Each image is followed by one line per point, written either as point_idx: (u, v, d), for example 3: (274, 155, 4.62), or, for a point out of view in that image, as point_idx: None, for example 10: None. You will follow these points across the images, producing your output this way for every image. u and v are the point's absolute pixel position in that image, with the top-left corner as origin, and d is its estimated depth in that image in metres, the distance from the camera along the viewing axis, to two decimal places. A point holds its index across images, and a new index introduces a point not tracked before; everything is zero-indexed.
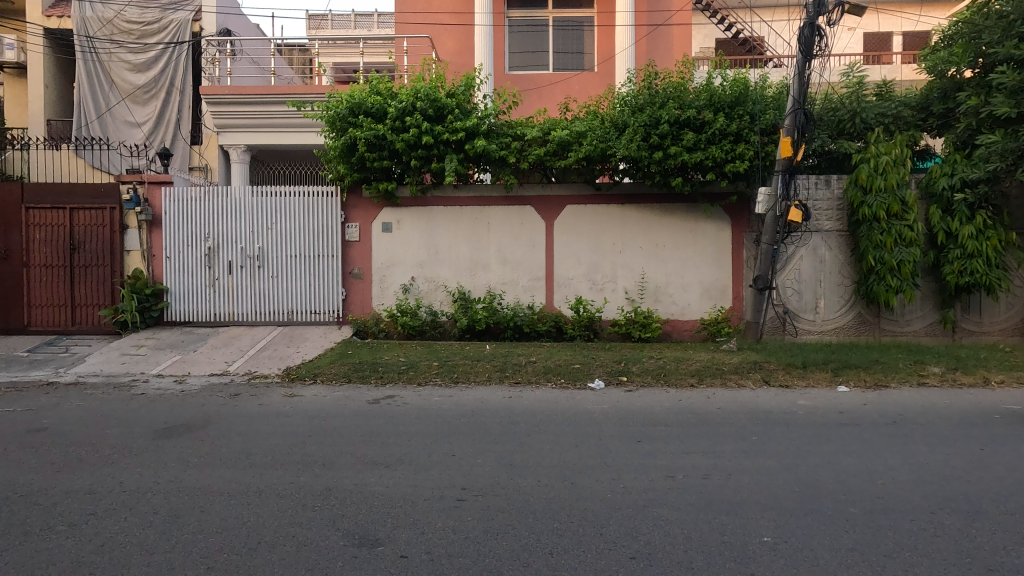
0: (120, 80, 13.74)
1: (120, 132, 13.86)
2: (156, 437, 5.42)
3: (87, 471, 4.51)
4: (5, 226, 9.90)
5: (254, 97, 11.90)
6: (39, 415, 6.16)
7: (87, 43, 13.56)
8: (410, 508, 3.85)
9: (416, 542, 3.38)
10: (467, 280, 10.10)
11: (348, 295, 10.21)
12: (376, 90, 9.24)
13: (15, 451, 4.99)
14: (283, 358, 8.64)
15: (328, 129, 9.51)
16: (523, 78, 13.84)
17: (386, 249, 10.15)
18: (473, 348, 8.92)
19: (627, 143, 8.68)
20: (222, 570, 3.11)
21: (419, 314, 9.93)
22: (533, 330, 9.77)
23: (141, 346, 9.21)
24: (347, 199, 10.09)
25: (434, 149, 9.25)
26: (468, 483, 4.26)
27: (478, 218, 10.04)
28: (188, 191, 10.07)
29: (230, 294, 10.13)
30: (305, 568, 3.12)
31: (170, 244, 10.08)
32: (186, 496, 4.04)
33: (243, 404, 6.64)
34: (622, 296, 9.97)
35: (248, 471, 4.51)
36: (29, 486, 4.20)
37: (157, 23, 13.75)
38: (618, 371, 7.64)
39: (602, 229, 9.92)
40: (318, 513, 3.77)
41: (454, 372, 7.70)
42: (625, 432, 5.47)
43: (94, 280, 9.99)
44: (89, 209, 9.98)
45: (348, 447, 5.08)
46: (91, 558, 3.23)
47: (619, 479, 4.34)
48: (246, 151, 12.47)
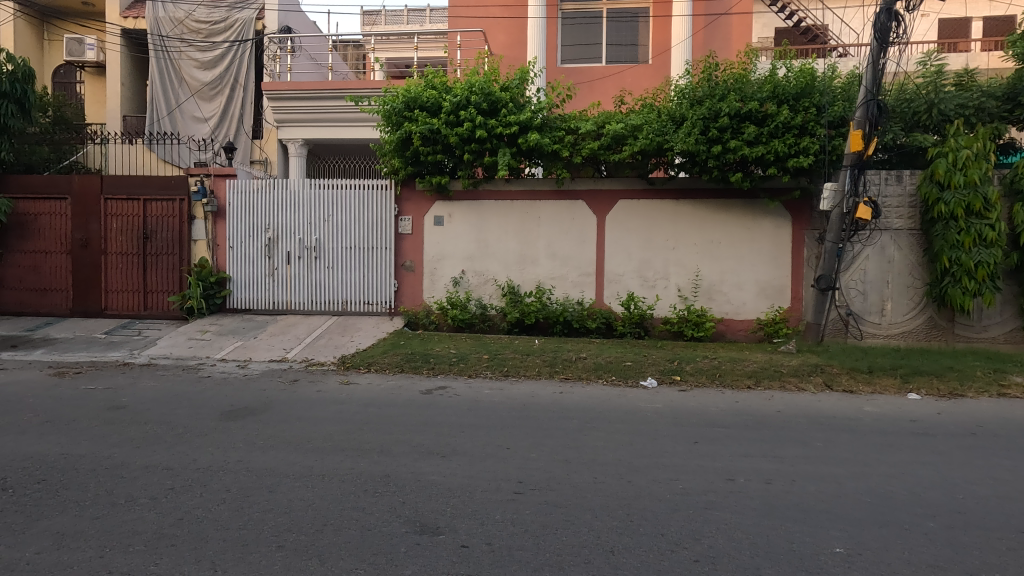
0: (189, 78, 14.41)
1: (188, 127, 14.55)
2: (224, 418, 5.68)
3: (163, 448, 4.78)
4: (86, 215, 10.57)
5: (313, 93, 12.23)
6: (118, 393, 6.57)
7: (160, 43, 14.28)
8: (468, 498, 3.89)
9: (477, 533, 3.42)
10: (517, 274, 10.11)
11: (400, 287, 10.40)
12: (431, 84, 9.35)
13: (98, 426, 5.33)
14: (338, 347, 8.89)
15: (383, 123, 9.68)
16: (575, 71, 13.71)
17: (437, 242, 10.28)
18: (522, 342, 8.91)
19: (685, 136, 8.45)
20: (292, 549, 3.22)
21: (469, 307, 10.02)
22: (583, 326, 9.70)
23: (206, 331, 9.66)
24: (401, 192, 10.27)
25: (487, 143, 9.28)
26: (524, 477, 4.27)
27: (528, 212, 10.03)
28: (251, 184, 10.47)
29: (289, 284, 10.50)
30: (371, 553, 3.19)
31: (234, 234, 10.52)
32: (254, 476, 4.22)
33: (302, 390, 6.89)
34: (674, 294, 9.76)
35: (310, 455, 4.67)
36: (112, 460, 4.49)
37: (224, 22, 14.35)
38: (671, 370, 7.50)
39: (655, 225, 9.74)
40: (379, 499, 3.86)
41: (504, 366, 7.74)
42: (680, 433, 5.36)
43: (164, 268, 10.54)
44: (160, 200, 10.52)
45: (404, 436, 5.18)
46: (172, 530, 3.41)
47: (677, 480, 4.25)
48: (303, 145, 12.85)
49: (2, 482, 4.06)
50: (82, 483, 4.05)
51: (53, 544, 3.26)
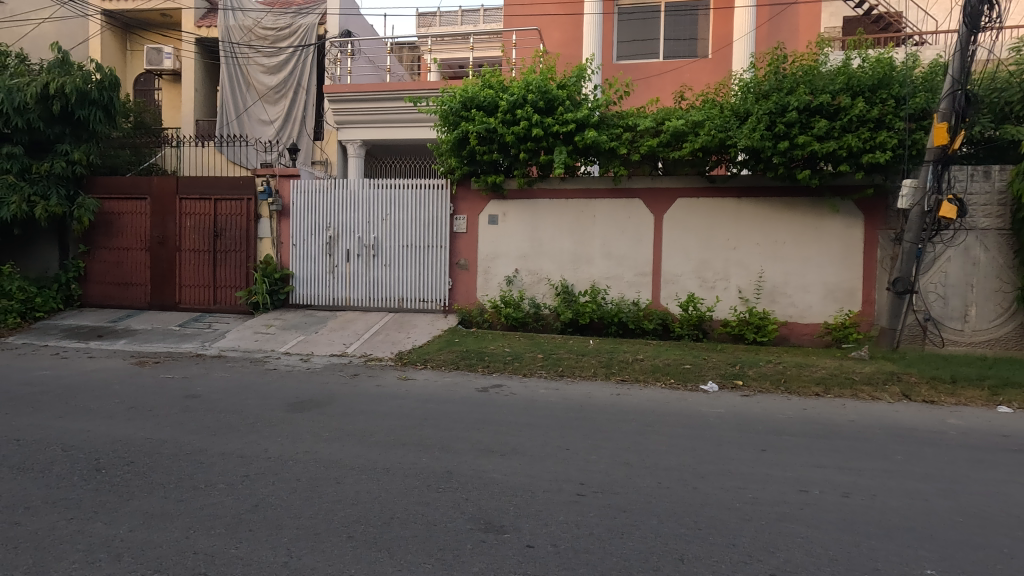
0: (256, 83, 15.08)
1: (254, 129, 15.22)
2: (291, 410, 5.90)
3: (237, 436, 5.01)
4: (163, 215, 11.23)
5: (372, 95, 12.53)
6: (194, 383, 6.94)
7: (230, 50, 15.01)
8: (530, 498, 3.88)
9: (542, 534, 3.39)
10: (571, 273, 10.03)
11: (454, 285, 10.52)
12: (488, 83, 9.38)
13: (177, 413, 5.64)
14: (395, 343, 9.08)
15: (440, 123, 9.80)
16: (632, 67, 13.48)
17: (491, 241, 10.33)
18: (576, 342, 8.81)
19: (750, 132, 8.14)
20: (363, 540, 3.29)
21: (522, 306, 10.01)
22: (638, 327, 9.50)
23: (271, 326, 10.08)
24: (456, 191, 10.39)
25: (543, 142, 9.25)
26: (586, 478, 4.22)
27: (583, 211, 9.94)
28: (314, 184, 10.85)
29: (348, 281, 10.81)
30: (438, 548, 3.23)
31: (297, 232, 10.92)
32: (322, 467, 4.35)
33: (362, 384, 7.08)
34: (734, 296, 9.43)
35: (373, 448, 4.77)
36: (191, 446, 4.73)
37: (288, 28, 14.94)
38: (732, 374, 7.26)
39: (715, 224, 9.45)
40: (443, 495, 3.90)
41: (559, 366, 7.70)
42: (746, 439, 5.17)
43: (233, 264, 11.06)
44: (230, 200, 11.04)
45: (462, 432, 5.23)
46: (248, 516, 3.55)
47: (745, 489, 4.09)
48: (361, 146, 13.19)
49: (95, 463, 4.35)
50: (165, 467, 4.29)
51: (143, 523, 3.46)
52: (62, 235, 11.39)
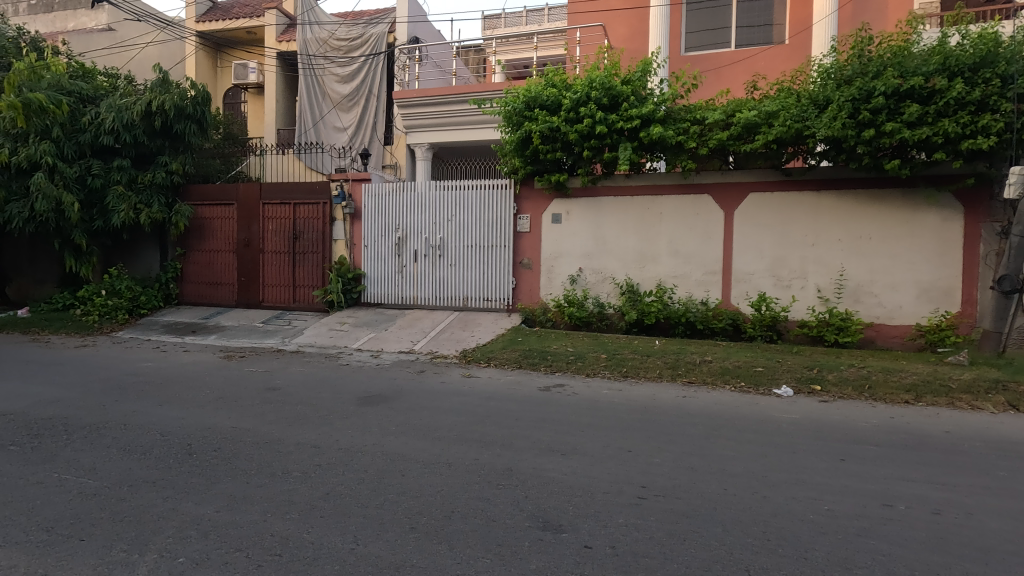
0: (331, 92, 15.85)
1: (329, 136, 16.00)
2: (361, 403, 6.18)
3: (311, 427, 5.31)
4: (248, 219, 12.05)
5: (438, 99, 12.84)
6: (274, 376, 7.41)
7: (307, 61, 15.86)
8: (589, 499, 3.85)
9: (601, 535, 3.36)
10: (636, 272, 9.84)
11: (518, 285, 10.59)
12: (551, 82, 9.38)
13: (258, 405, 6.05)
14: (460, 341, 9.28)
15: (504, 124, 9.86)
16: (700, 58, 13.02)
17: (555, 240, 10.32)
18: (642, 342, 8.62)
19: (829, 121, 7.63)
20: (424, 532, 3.40)
21: (586, 305, 9.89)
22: (707, 327, 9.15)
23: (345, 323, 10.58)
24: (520, 190, 10.46)
25: (607, 138, 9.12)
26: (647, 481, 4.13)
27: (649, 208, 9.73)
28: (384, 187, 11.28)
29: (415, 280, 11.15)
30: (496, 544, 3.27)
31: (368, 234, 11.39)
32: (387, 460, 4.52)
33: (427, 380, 7.29)
34: (813, 295, 8.89)
35: (436, 443, 4.90)
36: (270, 436, 5.05)
37: (360, 38, 15.61)
38: (809, 378, 6.87)
39: (791, 220, 8.95)
40: (502, 491, 3.95)
41: (623, 366, 7.58)
42: (823, 448, 4.87)
43: (310, 265, 11.70)
44: (307, 204, 11.68)
45: (523, 430, 5.26)
46: (320, 503, 3.76)
47: (820, 500, 3.86)
48: (429, 149, 13.47)
49: (187, 448, 4.75)
50: (247, 454, 4.61)
51: (227, 505, 3.74)
52: (162, 239, 12.49)
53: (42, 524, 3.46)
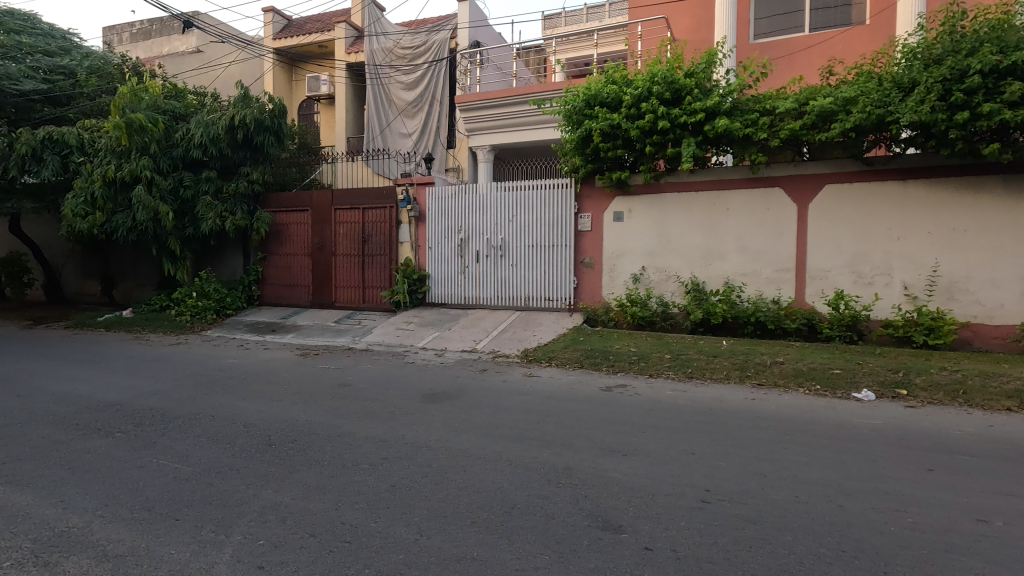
0: (396, 99, 16.40)
1: (395, 142, 16.56)
2: (426, 400, 6.37)
3: (378, 422, 5.54)
4: (321, 224, 12.70)
5: (499, 101, 13.00)
6: (345, 373, 7.77)
7: (374, 71, 16.50)
8: (650, 500, 3.79)
9: (661, 537, 3.31)
10: (702, 270, 9.53)
11: (579, 284, 10.54)
12: (612, 79, 9.26)
13: (330, 400, 6.39)
14: (522, 341, 9.35)
15: (564, 123, 9.83)
16: (770, 45, 12.42)
17: (617, 238, 10.19)
18: (708, 342, 8.36)
19: (916, 104, 7.08)
20: (484, 526, 3.48)
21: (649, 305, 9.68)
22: (779, 327, 8.71)
23: (411, 322, 10.92)
24: (581, 189, 10.42)
25: (670, 133, 8.90)
26: (712, 486, 4.01)
27: (715, 203, 9.41)
28: (447, 190, 11.55)
29: (478, 280, 11.34)
30: (556, 541, 3.29)
31: (432, 236, 11.71)
32: (450, 455, 4.64)
33: (490, 379, 7.41)
34: (898, 293, 8.27)
35: (498, 441, 4.98)
36: (341, 429, 5.33)
37: (424, 45, 16.10)
38: (893, 382, 6.41)
39: (873, 212, 8.38)
40: (562, 490, 3.97)
41: (688, 367, 7.38)
42: (909, 456, 4.54)
43: (378, 266, 12.18)
44: (375, 208, 12.17)
45: (585, 430, 5.25)
46: (386, 495, 3.92)
47: (903, 512, 3.60)
48: (490, 151, 13.68)
49: (267, 439, 5.09)
50: (320, 446, 4.88)
51: (303, 493, 3.98)
52: (245, 244, 13.40)
53: (144, 504, 3.83)
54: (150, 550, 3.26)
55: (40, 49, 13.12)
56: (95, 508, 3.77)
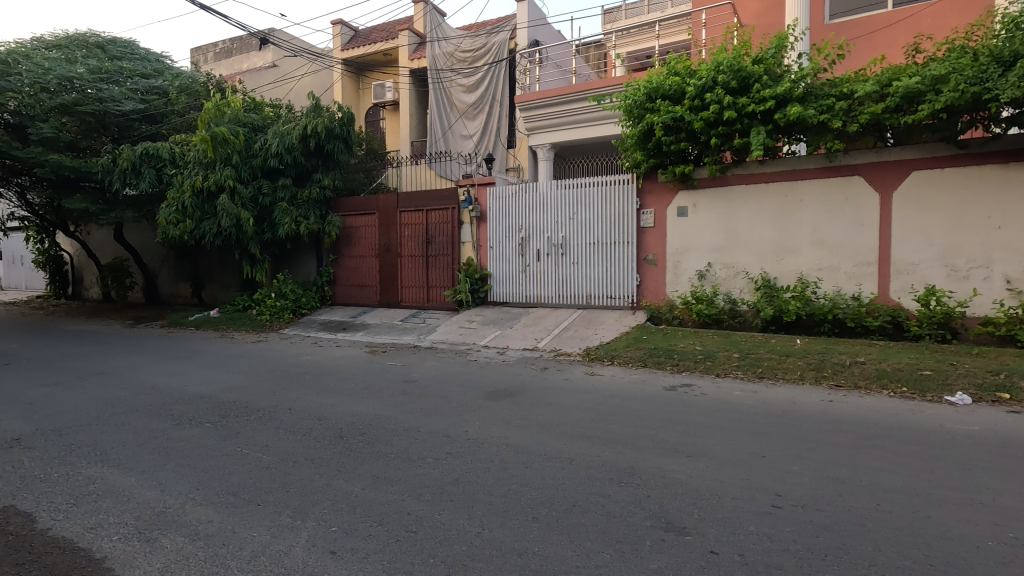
0: (457, 101, 16.71)
1: (457, 144, 16.88)
2: (488, 397, 6.47)
3: (442, 418, 5.69)
4: (388, 226, 13.16)
5: (558, 99, 12.97)
6: (410, 370, 8.03)
7: (436, 75, 16.89)
8: (717, 503, 3.68)
9: (728, 541, 3.21)
10: (773, 265, 9.09)
11: (642, 282, 10.33)
12: (674, 71, 9.02)
13: (397, 396, 6.62)
14: (583, 339, 9.27)
15: (625, 118, 9.68)
16: (848, 25, 11.67)
17: (681, 234, 9.91)
18: (780, 341, 7.96)
19: (1019, 80, 6.47)
20: (545, 522, 3.50)
21: (716, 302, 9.33)
22: (860, 325, 8.15)
23: (473, 321, 11.10)
24: (643, 185, 10.21)
25: (737, 123, 8.55)
26: (784, 490, 3.83)
27: (787, 195, 8.95)
28: (508, 189, 11.67)
29: (539, 278, 11.37)
30: (617, 540, 3.26)
31: (494, 235, 11.86)
32: (512, 452, 4.70)
33: (551, 377, 7.43)
34: (1000, 288, 7.54)
35: (558, 438, 4.98)
36: (407, 424, 5.51)
37: (484, 47, 16.30)
38: (994, 385, 5.86)
39: (968, 199, 7.69)
40: (624, 489, 3.92)
41: (758, 367, 7.09)
42: (1012, 467, 4.13)
43: (441, 267, 12.47)
44: (438, 209, 12.47)
45: (648, 430, 5.15)
46: (450, 488, 4.02)
47: (1002, 525, 3.29)
48: (550, 149, 13.67)
49: (339, 432, 5.35)
50: (388, 440, 5.08)
51: (372, 483, 4.16)
52: (318, 247, 14.09)
53: (230, 489, 4.13)
54: (236, 531, 3.52)
55: (138, 73, 14.40)
56: (188, 491, 4.11)
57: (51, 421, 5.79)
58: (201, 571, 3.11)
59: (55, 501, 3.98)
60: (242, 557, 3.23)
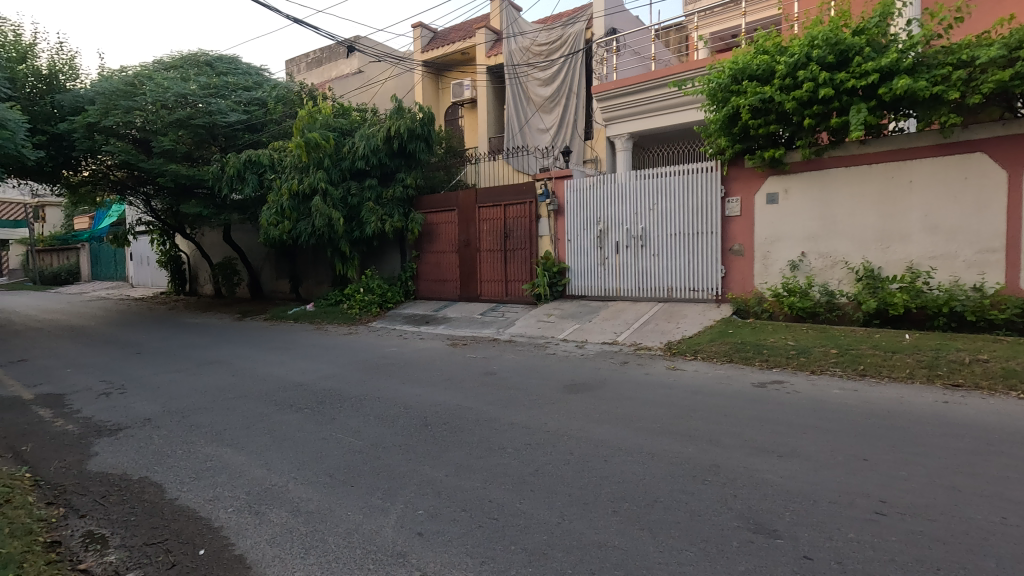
0: (534, 95, 16.74)
1: (534, 138, 16.92)
2: (567, 390, 6.48)
3: (521, 409, 5.77)
4: (467, 221, 13.47)
5: (637, 87, 12.61)
6: (490, 362, 8.20)
7: (513, 71, 17.01)
8: (811, 506, 3.47)
9: (824, 547, 3.02)
10: (877, 254, 8.37)
11: (728, 273, 9.87)
12: (762, 49, 8.52)
13: (478, 387, 6.79)
14: (665, 333, 9.02)
15: (709, 103, 9.27)
16: None
17: (771, 222, 9.37)
18: (886, 336, 7.33)
19: None
20: (626, 517, 3.46)
21: (811, 295, 8.72)
22: (982, 319, 7.32)
23: (551, 314, 11.11)
24: (729, 172, 9.73)
25: (835, 101, 7.92)
26: (888, 496, 3.55)
27: (894, 176, 8.19)
28: (585, 182, 11.56)
29: (618, 271, 11.18)
30: (701, 538, 3.17)
31: (572, 229, 11.80)
32: (591, 445, 4.69)
33: (631, 371, 7.31)
34: None
35: (639, 433, 4.91)
36: (488, 414, 5.66)
37: (559, 39, 16.18)
38: None
39: None
40: (709, 487, 3.80)
41: (859, 364, 6.57)
42: None
43: (520, 261, 12.60)
44: (516, 204, 12.60)
45: (734, 427, 4.95)
46: (530, 479, 4.08)
47: None
48: (628, 139, 13.36)
49: (424, 420, 5.58)
50: (470, 429, 5.24)
51: (455, 471, 4.31)
52: (402, 244, 14.70)
53: (327, 470, 4.44)
54: (333, 509, 3.78)
55: (242, 86, 15.66)
56: (291, 470, 4.46)
57: (175, 404, 6.49)
58: (303, 544, 3.37)
59: (181, 475, 4.47)
60: (338, 534, 3.47)
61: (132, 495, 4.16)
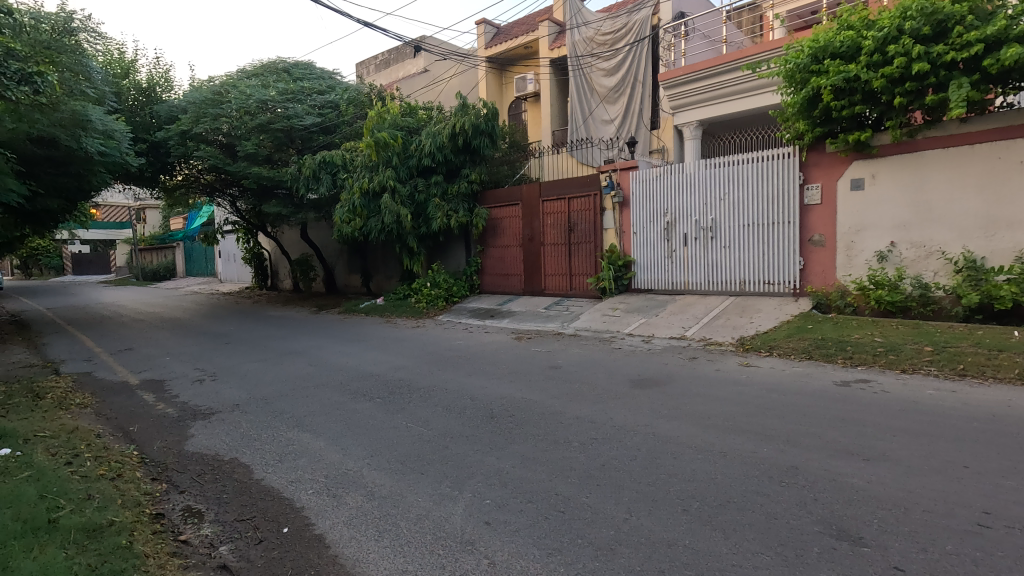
0: (598, 86, 16.47)
1: (598, 129, 16.67)
2: (635, 386, 6.37)
3: (587, 404, 5.73)
4: (531, 215, 13.49)
5: (707, 72, 12.12)
6: (555, 356, 8.19)
7: (576, 62, 16.81)
8: (903, 514, 3.22)
9: (917, 559, 2.80)
10: (979, 242, 7.64)
11: (807, 265, 9.33)
12: (848, 24, 7.96)
13: (542, 380, 6.81)
14: (736, 328, 8.67)
15: (786, 85, 8.78)
16: None
17: (856, 210, 8.75)
18: (990, 333, 6.67)
19: None
20: (697, 516, 3.36)
21: (902, 288, 8.08)
22: None
23: (617, 308, 10.93)
24: (808, 158, 9.18)
25: (931, 76, 7.27)
26: (994, 508, 3.24)
27: (1001, 157, 7.43)
28: (652, 172, 11.27)
29: (686, 264, 10.84)
30: (779, 542, 3.03)
31: (638, 221, 11.54)
32: (659, 441, 4.59)
33: (700, 367, 7.08)
34: None
35: (710, 431, 4.74)
36: (553, 408, 5.66)
37: (625, 28, 15.80)
38: None
39: None
40: (787, 490, 3.61)
41: (958, 363, 6.03)
42: None
43: (584, 254, 12.49)
44: (580, 197, 12.48)
45: (815, 428, 4.68)
46: (597, 474, 4.05)
47: None
48: (698, 126, 12.86)
49: (490, 412, 5.66)
50: (536, 422, 5.26)
51: (520, 463, 4.34)
52: (467, 239, 14.94)
53: (398, 457, 4.61)
54: (403, 495, 3.92)
55: (316, 90, 16.39)
56: (364, 457, 4.66)
57: (260, 391, 6.94)
58: (377, 527, 3.52)
59: (266, 457, 4.79)
60: (409, 519, 3.59)
61: (224, 474, 4.50)
